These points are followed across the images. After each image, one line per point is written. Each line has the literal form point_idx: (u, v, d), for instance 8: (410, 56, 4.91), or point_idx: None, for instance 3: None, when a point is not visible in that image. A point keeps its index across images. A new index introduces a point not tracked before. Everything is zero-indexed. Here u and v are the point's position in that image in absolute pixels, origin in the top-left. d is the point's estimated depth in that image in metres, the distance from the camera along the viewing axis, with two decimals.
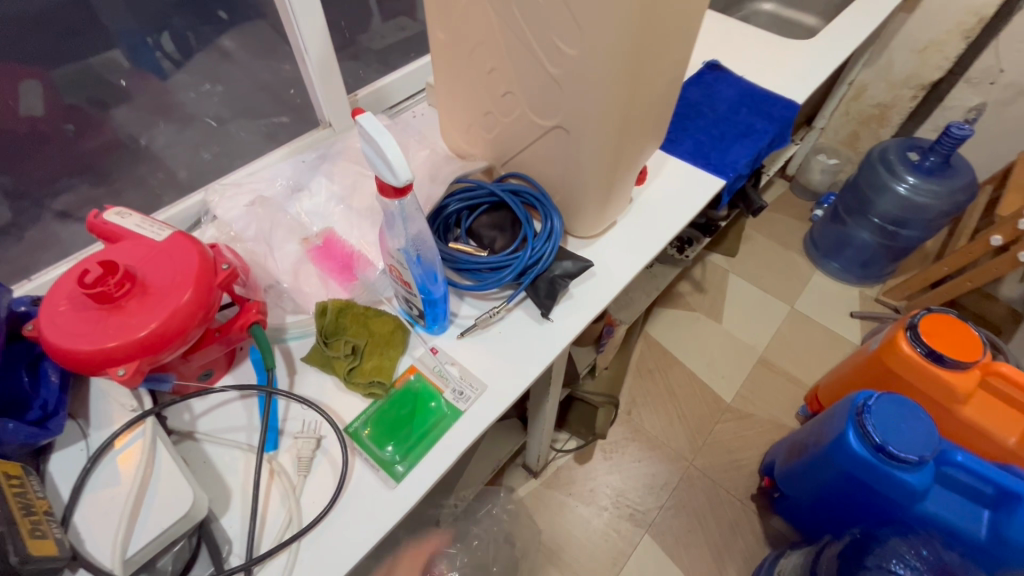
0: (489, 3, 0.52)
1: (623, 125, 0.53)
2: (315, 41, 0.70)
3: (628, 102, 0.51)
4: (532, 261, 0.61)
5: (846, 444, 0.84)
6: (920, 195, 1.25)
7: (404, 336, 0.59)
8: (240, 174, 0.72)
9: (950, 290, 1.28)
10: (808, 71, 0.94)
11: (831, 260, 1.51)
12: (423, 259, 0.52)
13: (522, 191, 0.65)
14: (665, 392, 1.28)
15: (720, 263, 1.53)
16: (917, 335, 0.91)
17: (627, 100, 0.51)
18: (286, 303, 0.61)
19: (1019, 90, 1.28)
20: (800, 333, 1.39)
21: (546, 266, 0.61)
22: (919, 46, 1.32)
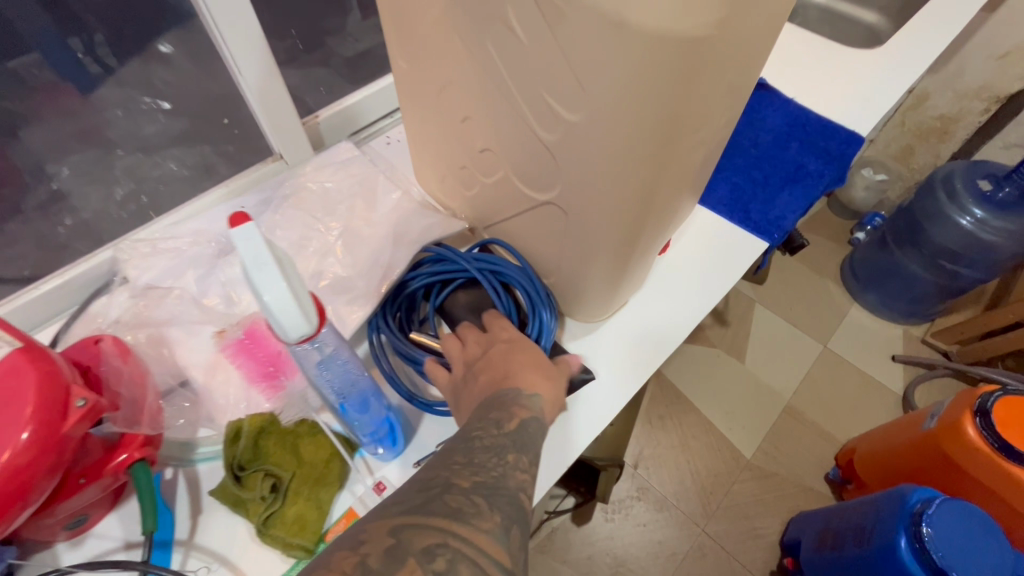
0: (457, 36, 0.36)
1: (642, 209, 0.38)
2: (251, 59, 0.55)
3: (651, 184, 0.36)
4: None
5: (895, 557, 0.70)
6: (988, 232, 1.06)
7: (343, 466, 0.45)
8: (162, 224, 0.58)
9: (1014, 341, 1.11)
10: (875, 92, 0.76)
11: (870, 291, 1.33)
12: (350, 400, 0.38)
13: (503, 270, 0.51)
14: (677, 443, 1.14)
15: (746, 291, 1.37)
16: (989, 423, 0.75)
17: (649, 182, 0.36)
18: (197, 411, 0.47)
19: None
20: (832, 378, 1.24)
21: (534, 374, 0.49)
22: (999, 52, 1.12)
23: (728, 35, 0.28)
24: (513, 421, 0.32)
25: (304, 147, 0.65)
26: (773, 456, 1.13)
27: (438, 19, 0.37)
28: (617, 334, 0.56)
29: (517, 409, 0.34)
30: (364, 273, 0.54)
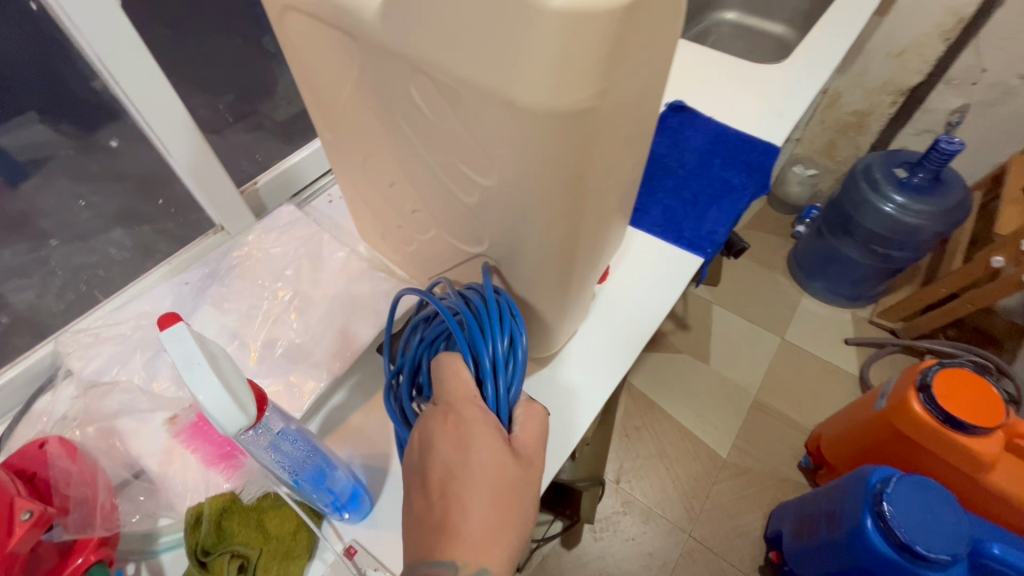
0: (375, 111, 0.39)
1: (570, 255, 0.40)
2: (182, 140, 0.56)
3: (575, 234, 0.38)
4: None
5: (866, 538, 0.73)
6: (909, 216, 1.14)
7: (311, 535, 0.45)
8: (104, 312, 0.57)
9: (949, 313, 1.19)
10: (785, 103, 0.82)
11: (816, 280, 1.40)
12: (302, 470, 0.39)
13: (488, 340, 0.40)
14: (655, 452, 1.16)
15: (702, 294, 1.41)
16: (930, 396, 0.80)
17: (573, 233, 0.38)
18: (152, 500, 0.46)
19: (1004, 90, 1.16)
20: (793, 369, 1.29)
21: None
22: (895, 50, 1.22)
23: (612, 101, 0.30)
24: None
25: (244, 216, 0.66)
26: (748, 451, 1.16)
27: (355, 97, 0.40)
28: (571, 367, 0.58)
29: None
30: (317, 337, 0.55)
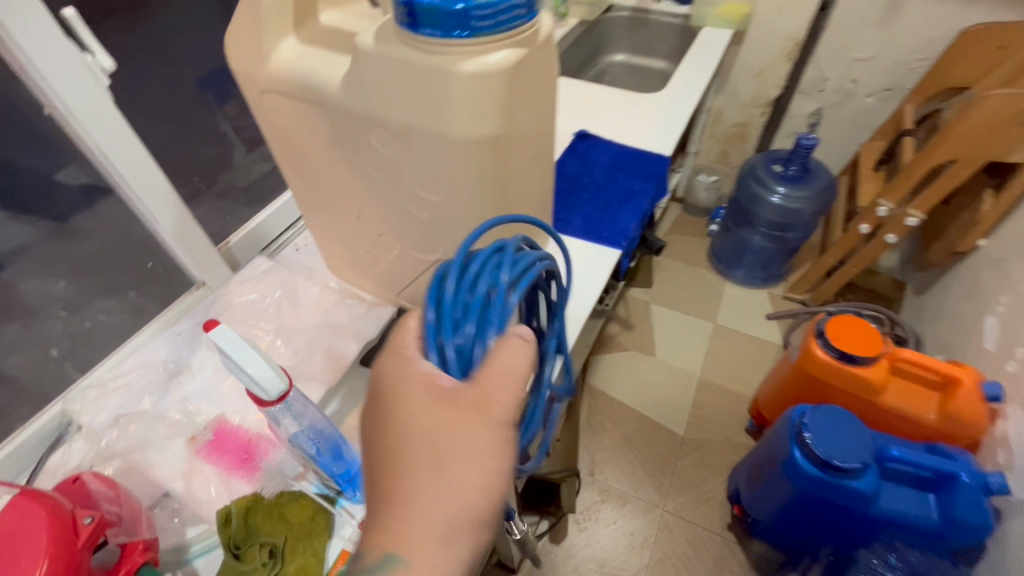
0: (342, 159, 0.51)
1: None
2: (166, 209, 0.65)
3: None
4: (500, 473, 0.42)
5: (797, 464, 0.87)
6: (792, 202, 1.36)
7: (328, 519, 0.53)
8: (106, 369, 0.63)
9: (842, 277, 1.40)
10: (667, 122, 1.01)
11: (734, 269, 1.60)
12: (323, 442, 0.48)
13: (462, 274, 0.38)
14: (621, 441, 1.27)
15: (640, 296, 1.57)
16: (826, 340, 0.97)
17: None
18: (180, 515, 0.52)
19: (845, 93, 1.44)
20: (728, 348, 1.45)
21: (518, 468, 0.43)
22: (755, 71, 1.47)
23: (515, 128, 0.43)
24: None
25: (222, 271, 0.74)
26: (702, 426, 1.29)
27: (324, 150, 0.51)
28: None
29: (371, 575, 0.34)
30: (306, 358, 0.64)
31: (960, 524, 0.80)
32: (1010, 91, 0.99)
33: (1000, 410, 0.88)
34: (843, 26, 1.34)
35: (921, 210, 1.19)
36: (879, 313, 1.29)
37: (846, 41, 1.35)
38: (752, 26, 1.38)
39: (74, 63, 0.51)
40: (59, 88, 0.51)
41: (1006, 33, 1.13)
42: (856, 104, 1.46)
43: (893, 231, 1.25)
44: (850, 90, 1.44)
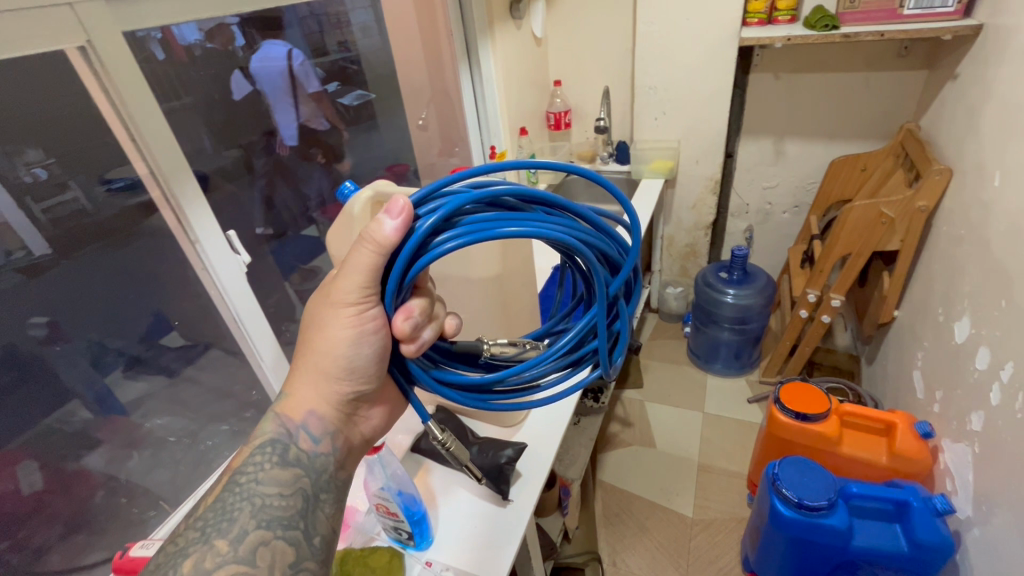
0: None
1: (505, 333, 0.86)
2: (268, 350, 0.98)
3: (507, 316, 0.86)
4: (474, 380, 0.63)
5: (778, 511, 1.02)
6: (744, 299, 1.70)
7: (401, 560, 0.72)
8: None
9: (800, 356, 1.66)
10: None
11: (713, 363, 1.85)
12: (401, 489, 0.71)
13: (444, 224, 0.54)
14: (637, 528, 1.38)
15: (634, 397, 1.78)
16: (784, 404, 1.21)
17: (506, 316, 0.86)
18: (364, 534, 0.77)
19: (765, 212, 1.87)
20: (720, 433, 1.61)
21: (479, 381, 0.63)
22: (691, 205, 1.85)
23: (511, 268, 0.84)
24: (286, 429, 0.58)
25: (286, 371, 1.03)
26: (706, 505, 1.42)
27: None
28: (536, 424, 0.90)
29: (270, 431, 0.57)
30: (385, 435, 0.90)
31: (925, 546, 0.93)
32: (868, 202, 1.35)
33: (937, 443, 1.06)
34: (747, 167, 1.80)
35: (841, 293, 1.49)
36: (839, 384, 1.49)
37: (754, 177, 1.81)
38: (679, 174, 1.79)
39: (231, 259, 0.88)
40: (225, 280, 0.88)
41: (863, 160, 1.55)
42: (776, 220, 1.87)
43: (826, 312, 1.55)
44: (768, 210, 1.86)
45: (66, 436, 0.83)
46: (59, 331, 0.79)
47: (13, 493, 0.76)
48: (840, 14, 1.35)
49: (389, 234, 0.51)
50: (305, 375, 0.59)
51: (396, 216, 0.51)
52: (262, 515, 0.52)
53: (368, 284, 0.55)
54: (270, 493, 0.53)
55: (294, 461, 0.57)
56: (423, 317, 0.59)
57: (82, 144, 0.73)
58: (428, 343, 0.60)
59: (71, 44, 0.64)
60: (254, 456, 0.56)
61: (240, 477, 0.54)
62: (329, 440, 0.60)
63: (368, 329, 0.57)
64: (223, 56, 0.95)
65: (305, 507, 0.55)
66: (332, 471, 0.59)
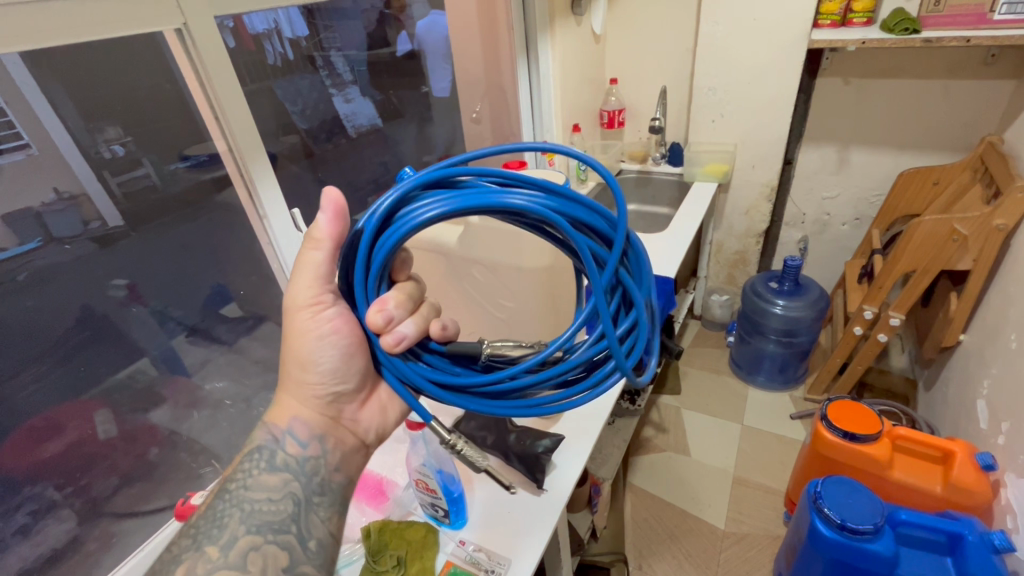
0: None
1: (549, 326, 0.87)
2: None
3: (554, 309, 0.86)
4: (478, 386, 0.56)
5: (819, 531, 0.99)
6: (793, 310, 1.64)
7: (435, 537, 0.74)
8: None
9: (851, 375, 1.59)
10: (672, 253, 1.38)
11: (756, 375, 1.79)
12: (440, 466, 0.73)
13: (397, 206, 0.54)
14: (665, 535, 1.36)
15: (670, 402, 1.76)
16: (831, 422, 1.16)
17: (553, 309, 0.86)
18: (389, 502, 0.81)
19: (822, 223, 1.79)
20: (758, 447, 1.57)
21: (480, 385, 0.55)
22: (743, 211, 1.80)
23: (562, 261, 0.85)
24: (272, 436, 0.59)
25: None
26: (739, 518, 1.38)
27: None
28: (575, 418, 0.91)
29: (257, 440, 0.59)
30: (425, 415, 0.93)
31: None
32: (939, 217, 1.29)
33: (999, 477, 0.98)
34: (807, 175, 1.74)
35: (902, 312, 1.42)
36: (892, 407, 1.42)
37: (813, 186, 1.74)
38: (734, 179, 1.74)
39: (294, 237, 0.93)
40: (288, 256, 0.93)
41: (936, 174, 1.47)
42: (834, 231, 1.80)
43: (883, 331, 1.48)
44: (826, 221, 1.78)
45: (134, 390, 0.89)
46: (136, 294, 0.87)
47: (90, 438, 0.83)
48: (922, 17, 1.29)
49: (325, 228, 0.55)
50: (286, 383, 0.61)
51: (332, 212, 0.55)
52: (252, 521, 0.53)
53: (319, 280, 0.57)
54: (258, 499, 0.55)
55: (282, 466, 0.58)
56: (400, 309, 0.56)
57: (158, 125, 0.79)
58: (409, 336, 0.56)
59: (168, 25, 0.69)
60: (243, 463, 0.58)
61: (231, 484, 0.56)
62: (317, 442, 0.60)
63: (326, 329, 0.59)
64: (288, 43, 0.97)
65: (297, 512, 0.56)
66: (326, 474, 0.60)
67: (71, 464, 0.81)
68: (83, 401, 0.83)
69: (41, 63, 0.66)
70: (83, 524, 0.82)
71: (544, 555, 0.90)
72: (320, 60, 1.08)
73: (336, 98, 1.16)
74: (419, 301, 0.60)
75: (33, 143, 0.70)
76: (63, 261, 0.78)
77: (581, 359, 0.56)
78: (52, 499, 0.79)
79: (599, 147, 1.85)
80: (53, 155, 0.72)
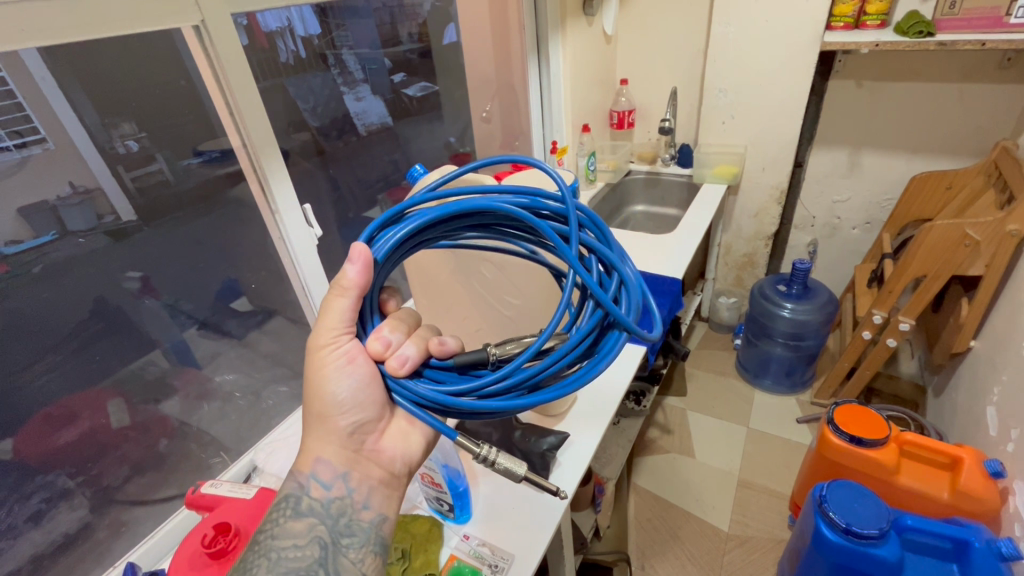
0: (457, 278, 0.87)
1: None
2: None
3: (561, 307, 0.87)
4: (488, 389, 0.52)
5: (823, 535, 0.99)
6: (801, 314, 1.63)
7: (439, 531, 0.75)
8: (277, 434, 1.00)
9: (859, 380, 1.58)
10: (679, 254, 1.39)
11: (763, 378, 1.79)
12: (448, 463, 0.73)
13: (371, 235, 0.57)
14: (669, 536, 1.36)
15: (675, 404, 1.76)
16: (837, 426, 1.16)
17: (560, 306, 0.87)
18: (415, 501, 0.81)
19: (833, 227, 1.78)
20: (764, 450, 1.56)
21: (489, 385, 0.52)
22: (753, 214, 1.79)
23: None
24: (299, 482, 0.57)
25: None
26: (744, 521, 1.38)
27: None
28: (580, 417, 0.91)
29: (285, 489, 0.57)
30: None
31: None
32: (951, 221, 1.28)
33: (1008, 484, 0.97)
34: (817, 178, 1.73)
35: (911, 317, 1.41)
36: (900, 412, 1.41)
37: (823, 189, 1.73)
38: (744, 181, 1.74)
39: (305, 232, 0.94)
40: (300, 251, 0.95)
41: (949, 178, 1.45)
42: (844, 235, 1.79)
43: (892, 336, 1.47)
44: (836, 224, 1.77)
45: (147, 381, 0.91)
46: (150, 287, 0.88)
47: (103, 427, 0.85)
48: (937, 20, 1.28)
49: (354, 278, 0.53)
50: (309, 426, 0.59)
51: (359, 260, 0.52)
52: (278, 569, 0.52)
53: (343, 323, 0.55)
54: (284, 547, 0.54)
55: (307, 511, 0.56)
56: (396, 332, 0.57)
57: (171, 123, 0.81)
58: (412, 358, 0.55)
59: (187, 22, 0.70)
60: (272, 512, 0.56)
61: (259, 535, 0.55)
62: (341, 482, 0.57)
63: (344, 361, 0.56)
64: (300, 41, 0.98)
65: (324, 556, 0.54)
66: (354, 514, 0.57)
67: (83, 452, 0.82)
68: (96, 392, 0.84)
69: (59, 59, 0.68)
70: (95, 512, 0.84)
71: (548, 553, 0.90)
72: (332, 58, 1.09)
73: (346, 97, 1.17)
74: (416, 325, 0.60)
75: (49, 138, 0.70)
76: (78, 256, 0.79)
77: (589, 329, 0.54)
78: (66, 487, 0.81)
79: (608, 147, 1.85)
80: (69, 150, 0.73)
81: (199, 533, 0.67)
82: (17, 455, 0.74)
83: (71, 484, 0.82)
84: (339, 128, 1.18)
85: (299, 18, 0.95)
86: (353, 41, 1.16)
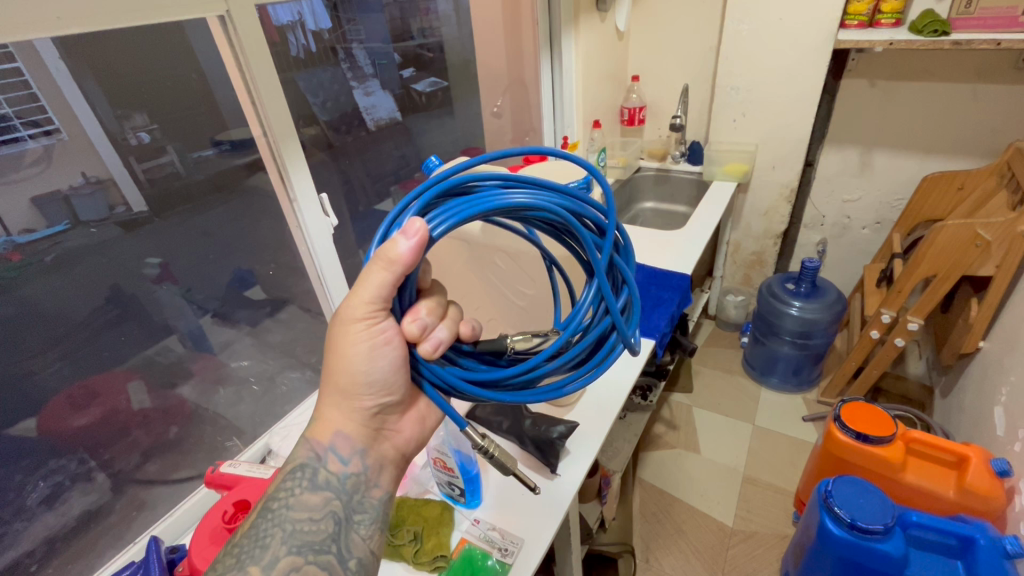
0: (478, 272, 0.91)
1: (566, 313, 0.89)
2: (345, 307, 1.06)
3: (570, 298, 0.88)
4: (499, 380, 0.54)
5: (828, 530, 0.99)
6: (809, 313, 1.63)
7: (450, 515, 0.77)
8: (289, 419, 1.05)
9: (864, 380, 1.58)
10: (688, 251, 1.39)
11: (770, 376, 1.79)
12: (462, 449, 0.74)
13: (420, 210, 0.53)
14: (673, 531, 1.37)
15: (681, 400, 1.76)
16: (844, 423, 1.17)
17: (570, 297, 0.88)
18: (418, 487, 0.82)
19: (843, 226, 1.78)
20: (770, 447, 1.56)
21: (503, 377, 0.54)
22: (762, 212, 1.79)
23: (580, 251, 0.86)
24: (314, 455, 0.58)
25: None
26: (748, 517, 1.38)
27: None
28: (589, 407, 0.92)
29: (298, 458, 0.58)
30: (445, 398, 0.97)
31: None
32: (962, 221, 1.28)
33: (1014, 483, 0.97)
34: (827, 177, 1.73)
35: (920, 317, 1.41)
36: (907, 412, 1.41)
37: (834, 189, 1.73)
38: (754, 179, 1.74)
39: (321, 221, 0.96)
40: (315, 239, 0.96)
41: (961, 178, 1.45)
42: (854, 235, 1.79)
43: (900, 335, 1.46)
44: (846, 224, 1.77)
45: (165, 366, 0.92)
46: (169, 273, 0.89)
47: (124, 408, 0.87)
48: (952, 19, 1.28)
49: (404, 254, 0.49)
50: (323, 398, 0.59)
51: (413, 238, 0.49)
52: (293, 540, 0.53)
53: (380, 300, 0.53)
54: (299, 519, 0.54)
55: (324, 484, 0.57)
56: (432, 315, 0.55)
57: (184, 114, 0.82)
58: (445, 342, 0.55)
59: (212, 12, 0.72)
60: (285, 481, 0.57)
61: (273, 503, 0.56)
62: (359, 458, 0.59)
63: (379, 342, 0.54)
64: (311, 34, 1.00)
65: (337, 531, 0.55)
66: (366, 490, 0.58)
67: (103, 433, 0.84)
68: (115, 374, 0.85)
69: (72, 50, 0.69)
70: (113, 492, 0.86)
71: (556, 541, 0.92)
72: (343, 53, 1.11)
73: (356, 91, 1.18)
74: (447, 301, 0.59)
75: (64, 129, 0.71)
76: (94, 243, 0.79)
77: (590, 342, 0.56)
78: (88, 467, 0.83)
79: (618, 144, 1.83)
80: (85, 142, 0.74)
81: (220, 510, 0.70)
82: (40, 433, 0.76)
83: (91, 465, 0.84)
84: (353, 121, 1.19)
85: (307, 12, 0.96)
86: (363, 34, 1.17)
